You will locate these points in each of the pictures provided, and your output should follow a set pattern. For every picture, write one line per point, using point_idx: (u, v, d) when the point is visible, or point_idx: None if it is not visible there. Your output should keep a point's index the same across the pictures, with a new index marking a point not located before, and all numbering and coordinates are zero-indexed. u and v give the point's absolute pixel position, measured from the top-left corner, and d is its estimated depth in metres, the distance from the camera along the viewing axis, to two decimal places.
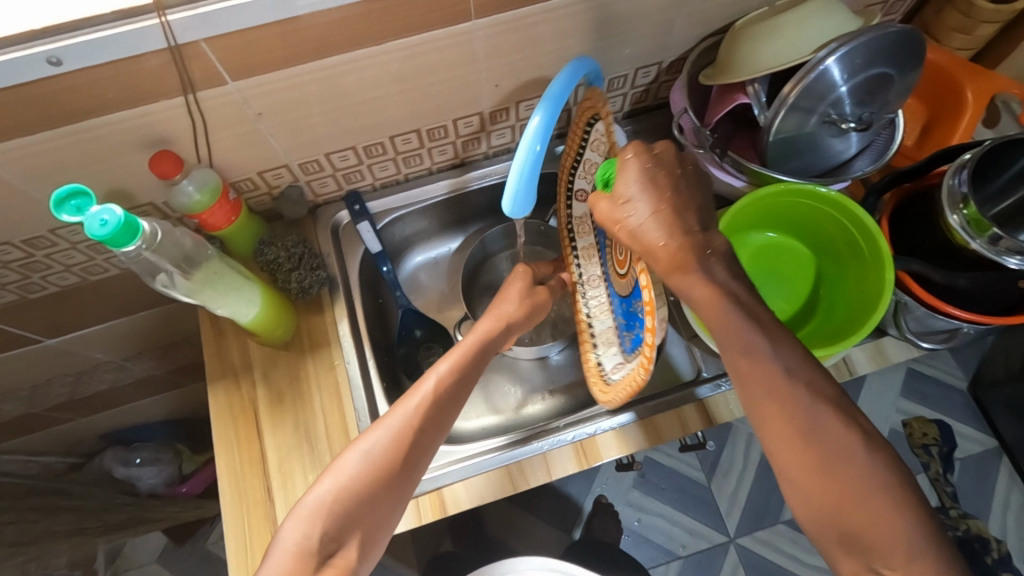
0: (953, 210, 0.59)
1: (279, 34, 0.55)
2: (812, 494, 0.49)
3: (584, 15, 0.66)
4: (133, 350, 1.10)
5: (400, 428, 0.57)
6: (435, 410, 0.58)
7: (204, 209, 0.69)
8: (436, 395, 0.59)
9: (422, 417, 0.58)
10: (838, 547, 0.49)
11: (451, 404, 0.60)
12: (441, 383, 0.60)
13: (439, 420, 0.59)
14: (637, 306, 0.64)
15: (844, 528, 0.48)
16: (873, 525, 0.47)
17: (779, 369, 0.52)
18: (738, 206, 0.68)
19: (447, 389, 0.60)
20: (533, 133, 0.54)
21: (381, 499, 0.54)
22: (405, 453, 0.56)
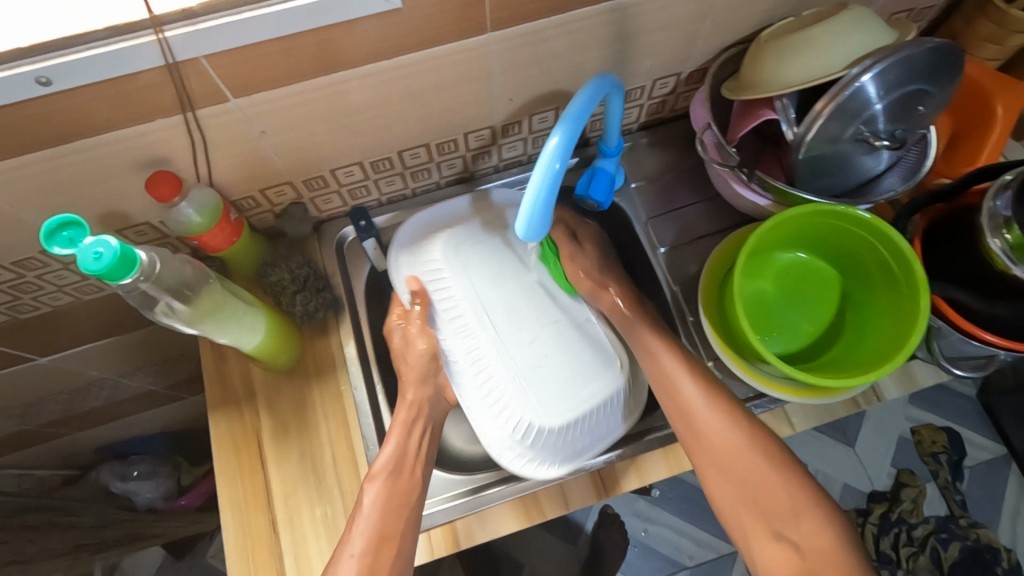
0: (994, 234, 0.56)
1: (286, 50, 0.52)
2: (722, 481, 0.61)
3: (604, 27, 0.63)
4: (129, 366, 1.06)
5: (362, 542, 0.59)
6: (379, 528, 0.59)
7: (204, 231, 0.65)
8: (374, 513, 0.60)
9: (369, 536, 0.59)
10: (755, 533, 0.59)
11: (389, 520, 0.60)
12: (375, 501, 0.61)
13: (388, 537, 0.59)
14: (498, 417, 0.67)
15: (761, 512, 0.59)
16: (779, 502, 0.59)
17: (688, 385, 0.64)
18: (764, 227, 0.65)
19: (388, 507, 0.61)
20: (551, 152, 0.50)
21: None
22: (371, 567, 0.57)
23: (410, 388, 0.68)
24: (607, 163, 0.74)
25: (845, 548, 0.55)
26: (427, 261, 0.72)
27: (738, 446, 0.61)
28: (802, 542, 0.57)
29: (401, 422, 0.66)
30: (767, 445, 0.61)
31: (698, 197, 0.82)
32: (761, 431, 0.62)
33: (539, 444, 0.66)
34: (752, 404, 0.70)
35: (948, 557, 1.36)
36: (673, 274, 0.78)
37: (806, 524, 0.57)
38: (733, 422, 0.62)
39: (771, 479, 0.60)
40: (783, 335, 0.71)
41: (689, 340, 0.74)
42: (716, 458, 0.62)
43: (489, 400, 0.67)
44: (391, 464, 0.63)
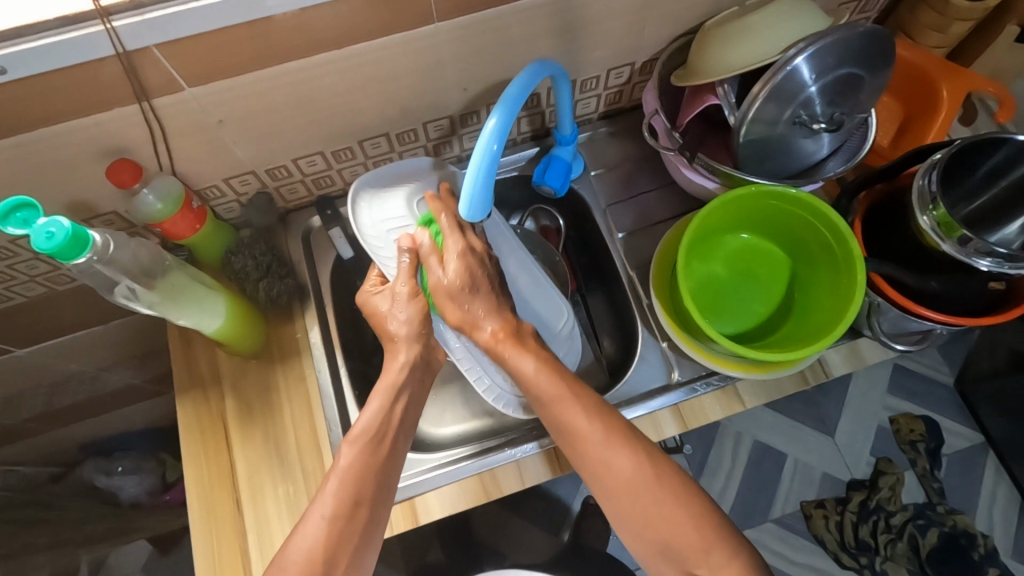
0: (923, 212, 0.58)
1: (235, 39, 0.54)
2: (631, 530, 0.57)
3: (551, 17, 0.65)
4: (108, 360, 1.08)
5: (336, 503, 0.57)
6: (357, 454, 0.59)
7: (166, 219, 0.67)
8: (363, 432, 0.60)
9: (354, 449, 0.59)
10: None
11: (381, 445, 0.60)
12: (350, 465, 0.59)
13: (378, 460, 0.60)
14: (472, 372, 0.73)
15: (670, 556, 0.55)
16: (691, 543, 0.55)
17: (580, 419, 0.58)
18: (709, 209, 0.67)
19: (364, 472, 0.59)
20: (489, 134, 0.52)
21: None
22: (358, 486, 0.58)
23: (404, 347, 0.65)
24: (563, 151, 0.76)
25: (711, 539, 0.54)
26: (392, 219, 0.70)
27: (598, 442, 0.58)
28: (668, 534, 0.55)
29: (386, 360, 0.65)
30: (631, 440, 0.58)
31: (656, 184, 0.84)
32: (619, 426, 0.59)
33: (528, 383, 0.73)
34: (704, 382, 0.72)
35: (926, 543, 1.37)
36: (630, 258, 0.80)
37: (673, 519, 0.55)
38: (592, 415, 0.59)
39: (632, 472, 0.57)
40: (734, 317, 0.72)
41: (644, 323, 0.76)
42: (580, 449, 0.58)
43: (463, 349, 0.71)
44: (372, 429, 0.61)
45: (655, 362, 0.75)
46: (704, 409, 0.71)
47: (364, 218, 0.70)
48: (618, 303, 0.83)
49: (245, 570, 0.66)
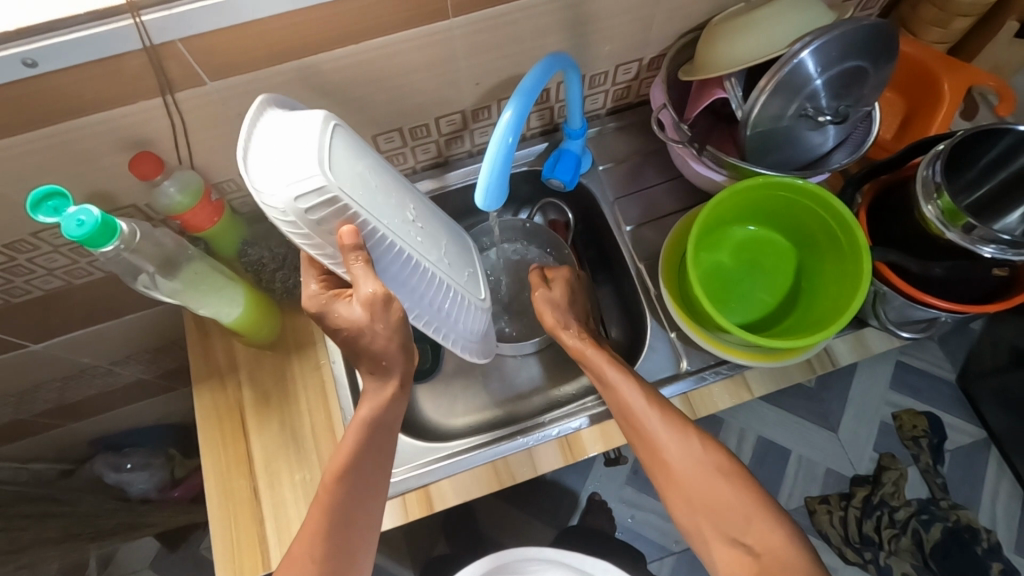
0: (927, 201, 0.59)
1: (257, 33, 0.56)
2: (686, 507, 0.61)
3: (564, 12, 0.66)
4: (121, 354, 1.10)
5: (320, 530, 0.57)
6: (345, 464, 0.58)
7: (186, 210, 0.68)
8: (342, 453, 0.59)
9: (336, 476, 0.58)
10: (711, 536, 0.60)
11: (361, 477, 0.59)
12: (329, 499, 0.58)
13: (356, 493, 0.59)
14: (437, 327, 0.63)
15: (717, 520, 0.60)
16: (735, 510, 0.60)
17: (650, 412, 0.63)
18: (717, 199, 0.69)
19: (340, 503, 0.58)
20: (504, 127, 0.55)
21: None
22: (333, 508, 0.58)
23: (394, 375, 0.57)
24: (573, 145, 0.78)
25: (793, 549, 0.57)
26: (304, 184, 0.46)
27: (687, 457, 0.62)
28: (754, 543, 0.58)
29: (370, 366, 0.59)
30: (715, 458, 0.62)
31: (663, 177, 0.86)
32: (709, 446, 0.62)
33: (461, 314, 0.64)
34: (713, 370, 0.73)
35: (930, 538, 1.38)
36: (638, 250, 0.82)
37: (757, 528, 0.59)
38: (690, 438, 0.62)
39: (722, 487, 0.60)
40: (741, 306, 0.74)
41: (653, 314, 0.78)
42: (663, 466, 0.62)
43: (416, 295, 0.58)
44: (349, 463, 0.58)
45: (664, 351, 0.76)
46: (714, 399, 0.72)
47: (263, 184, 0.47)
48: (627, 295, 0.84)
49: (263, 555, 0.67)
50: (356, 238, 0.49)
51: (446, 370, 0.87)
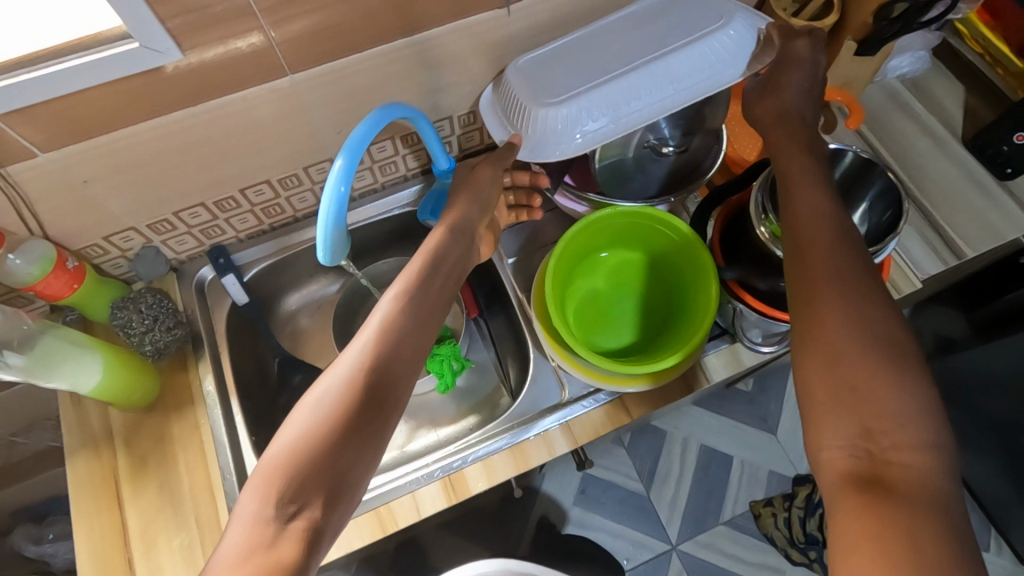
0: (760, 223, 0.62)
1: (80, 103, 0.56)
2: (823, 380, 0.46)
3: (406, 61, 0.68)
4: (22, 423, 1.05)
5: (362, 355, 0.54)
6: (387, 342, 0.54)
7: (39, 280, 0.67)
8: (384, 327, 0.55)
9: (374, 353, 0.54)
10: (825, 412, 0.46)
11: (393, 363, 0.54)
12: (387, 316, 0.56)
13: (386, 382, 0.53)
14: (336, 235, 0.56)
15: (853, 404, 0.44)
16: (872, 386, 0.44)
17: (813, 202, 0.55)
18: (573, 231, 0.71)
19: (395, 331, 0.55)
20: (336, 175, 0.54)
21: (360, 414, 0.51)
22: (367, 385, 0.52)
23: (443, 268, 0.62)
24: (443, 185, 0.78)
25: (926, 454, 0.42)
26: None
27: (839, 299, 0.48)
28: (874, 433, 0.43)
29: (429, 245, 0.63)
30: (862, 308, 0.48)
31: (543, 209, 0.88)
32: (875, 309, 0.48)
33: None
34: (593, 397, 0.74)
35: None
36: (520, 282, 0.83)
37: (898, 408, 0.43)
38: (839, 278, 0.49)
39: (847, 349, 0.46)
40: (616, 329, 0.75)
41: (535, 343, 0.79)
42: (812, 326, 0.48)
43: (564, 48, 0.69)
44: (415, 286, 0.59)
45: (549, 382, 0.77)
46: (593, 426, 0.73)
47: None
48: (515, 327, 0.85)
49: None
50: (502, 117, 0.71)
51: None
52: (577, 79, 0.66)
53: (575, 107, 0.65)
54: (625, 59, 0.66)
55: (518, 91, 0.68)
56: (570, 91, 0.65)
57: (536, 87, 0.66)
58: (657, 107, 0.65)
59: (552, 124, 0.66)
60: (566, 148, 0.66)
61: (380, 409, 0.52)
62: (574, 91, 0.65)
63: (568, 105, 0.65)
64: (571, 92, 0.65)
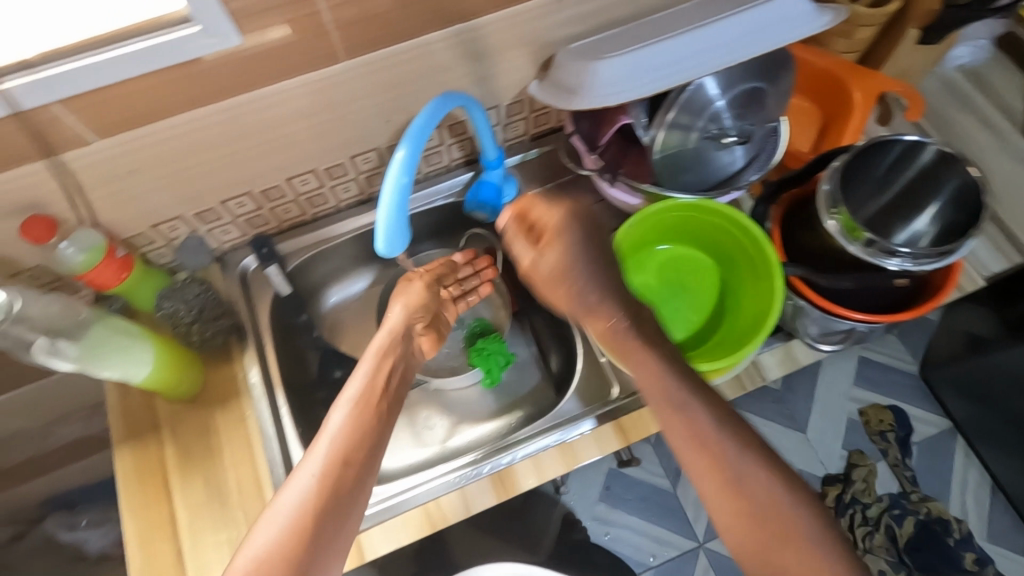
0: (828, 214, 0.60)
1: (135, 89, 0.54)
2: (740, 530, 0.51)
3: (460, 47, 0.66)
4: (58, 413, 1.03)
5: (324, 462, 0.56)
6: (340, 451, 0.57)
7: (90, 268, 0.66)
8: (340, 439, 0.58)
9: (328, 462, 0.56)
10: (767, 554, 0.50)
11: (357, 462, 0.57)
12: (341, 426, 0.59)
13: (338, 493, 0.55)
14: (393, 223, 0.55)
15: (768, 544, 0.50)
16: (778, 528, 0.50)
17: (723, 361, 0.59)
18: (630, 225, 0.69)
19: (352, 436, 0.59)
20: (399, 166, 0.53)
21: (325, 523, 0.53)
22: (323, 494, 0.54)
23: (399, 357, 0.68)
24: (491, 175, 0.77)
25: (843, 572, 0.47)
26: None
27: (726, 448, 0.53)
28: (792, 562, 0.49)
29: (372, 355, 0.67)
30: (765, 447, 0.55)
31: (589, 201, 0.86)
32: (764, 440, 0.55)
33: None
34: (644, 394, 0.72)
35: (904, 533, 1.36)
36: None
37: (804, 550, 0.49)
38: (728, 420, 0.55)
39: (756, 491, 0.51)
40: (666, 326, 0.73)
41: (583, 338, 0.77)
42: (709, 469, 0.53)
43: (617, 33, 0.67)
44: (359, 394, 0.62)
45: (597, 378, 0.75)
46: (645, 424, 0.71)
47: None
48: (559, 320, 0.84)
49: None
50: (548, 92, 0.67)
51: None
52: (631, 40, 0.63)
53: (628, 59, 0.61)
54: (685, 22, 0.63)
55: (569, 57, 0.65)
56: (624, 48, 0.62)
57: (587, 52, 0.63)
58: (722, 61, 0.60)
59: (603, 75, 0.61)
60: (621, 93, 0.60)
61: (339, 516, 0.54)
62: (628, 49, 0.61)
63: (622, 58, 0.61)
64: (626, 48, 0.62)
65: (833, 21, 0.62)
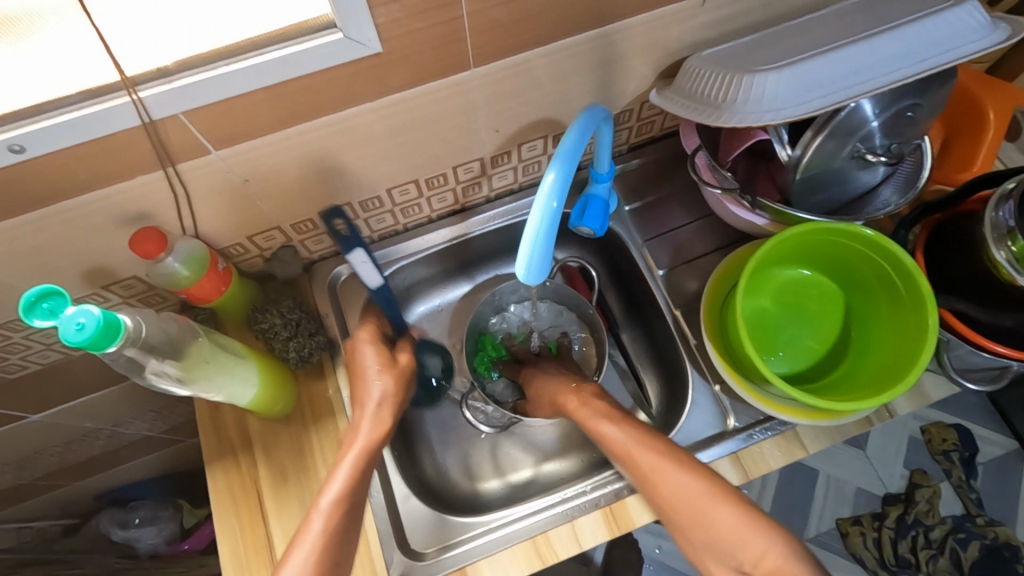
0: (999, 246, 0.55)
1: (264, 98, 0.51)
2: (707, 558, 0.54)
3: (590, 53, 0.62)
4: (125, 415, 1.00)
5: (329, 509, 0.56)
6: (344, 498, 0.57)
7: (191, 283, 0.64)
8: (340, 486, 0.57)
9: (333, 509, 0.56)
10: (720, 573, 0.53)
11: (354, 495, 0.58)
12: (343, 478, 0.58)
13: (344, 540, 0.56)
14: (541, 247, 0.50)
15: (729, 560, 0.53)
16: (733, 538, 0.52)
17: (645, 455, 0.58)
18: (762, 248, 0.65)
19: (354, 484, 0.58)
20: (549, 189, 0.48)
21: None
22: None
23: (381, 384, 0.64)
24: (599, 189, 0.72)
25: (798, 565, 0.49)
26: None
27: (692, 499, 0.55)
28: (754, 569, 0.50)
29: (355, 450, 0.60)
30: (718, 482, 0.56)
31: (692, 217, 0.81)
32: (717, 478, 0.57)
33: None
34: (763, 427, 0.68)
35: (968, 558, 1.27)
36: (673, 296, 0.77)
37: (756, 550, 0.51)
38: (687, 470, 0.57)
39: (715, 514, 0.54)
40: (786, 355, 0.70)
41: (694, 364, 0.73)
42: (681, 521, 0.55)
43: (763, 45, 0.62)
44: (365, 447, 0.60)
45: (707, 408, 0.71)
46: (766, 459, 0.67)
47: None
48: (659, 341, 0.80)
49: None
50: (678, 104, 0.63)
51: (464, 428, 0.82)
52: (784, 55, 0.58)
53: (787, 73, 0.56)
54: (845, 32, 0.58)
55: (710, 70, 0.61)
56: (779, 61, 0.57)
57: (734, 65, 0.59)
58: (893, 75, 0.54)
59: (758, 91, 0.56)
60: (778, 110, 0.55)
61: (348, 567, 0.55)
62: (785, 62, 0.57)
63: (779, 72, 0.56)
64: (783, 62, 0.57)
65: (1015, 33, 0.55)
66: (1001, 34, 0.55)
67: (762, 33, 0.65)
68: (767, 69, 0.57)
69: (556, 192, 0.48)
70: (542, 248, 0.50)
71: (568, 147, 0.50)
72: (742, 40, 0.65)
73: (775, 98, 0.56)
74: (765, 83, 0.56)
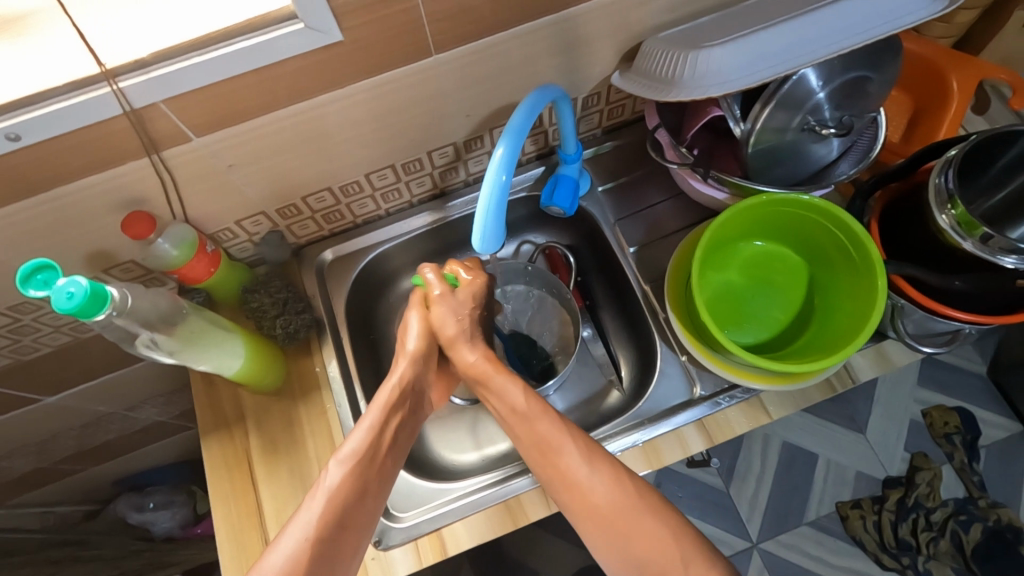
0: (941, 210, 0.57)
1: (237, 86, 0.55)
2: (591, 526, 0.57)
3: (550, 38, 0.65)
4: (136, 399, 1.06)
5: (316, 521, 0.53)
6: (339, 515, 0.55)
7: (183, 263, 0.68)
8: (336, 494, 0.56)
9: (325, 524, 0.54)
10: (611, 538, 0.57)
11: (352, 504, 0.56)
12: (337, 485, 0.56)
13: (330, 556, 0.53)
14: (493, 223, 0.54)
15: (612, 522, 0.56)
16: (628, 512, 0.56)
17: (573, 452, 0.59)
18: (721, 220, 0.67)
19: (351, 490, 0.56)
20: (497, 163, 0.51)
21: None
22: None
23: (400, 368, 0.66)
24: (569, 170, 0.75)
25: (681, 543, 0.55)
26: None
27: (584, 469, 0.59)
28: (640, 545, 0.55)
29: (381, 404, 0.63)
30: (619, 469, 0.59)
31: (664, 195, 0.84)
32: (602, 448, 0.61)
33: None
34: (728, 395, 0.70)
35: (970, 540, 1.26)
36: (644, 273, 0.80)
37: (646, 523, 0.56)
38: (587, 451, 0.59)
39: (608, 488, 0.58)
40: (752, 325, 0.72)
41: (663, 337, 0.76)
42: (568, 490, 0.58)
43: (715, 23, 0.66)
44: (364, 451, 0.59)
45: (676, 377, 0.73)
46: (729, 425, 0.69)
47: None
48: (634, 317, 0.83)
49: None
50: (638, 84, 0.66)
51: (445, 405, 0.85)
52: (732, 32, 0.61)
53: (731, 48, 0.59)
54: (792, 7, 0.61)
55: (664, 49, 0.64)
56: (726, 37, 0.60)
57: (684, 44, 0.62)
58: (833, 47, 0.57)
59: (704, 67, 0.59)
60: (723, 84, 0.58)
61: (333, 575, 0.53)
62: (731, 38, 0.59)
63: (723, 49, 0.59)
64: (728, 38, 0.60)
65: (955, 2, 0.58)
66: (940, 5, 0.57)
67: (720, 14, 0.68)
68: (712, 45, 0.60)
69: (501, 165, 0.52)
70: (494, 224, 0.54)
71: (516, 122, 0.54)
72: (697, 22, 0.68)
73: (719, 72, 0.59)
74: (712, 58, 0.59)
